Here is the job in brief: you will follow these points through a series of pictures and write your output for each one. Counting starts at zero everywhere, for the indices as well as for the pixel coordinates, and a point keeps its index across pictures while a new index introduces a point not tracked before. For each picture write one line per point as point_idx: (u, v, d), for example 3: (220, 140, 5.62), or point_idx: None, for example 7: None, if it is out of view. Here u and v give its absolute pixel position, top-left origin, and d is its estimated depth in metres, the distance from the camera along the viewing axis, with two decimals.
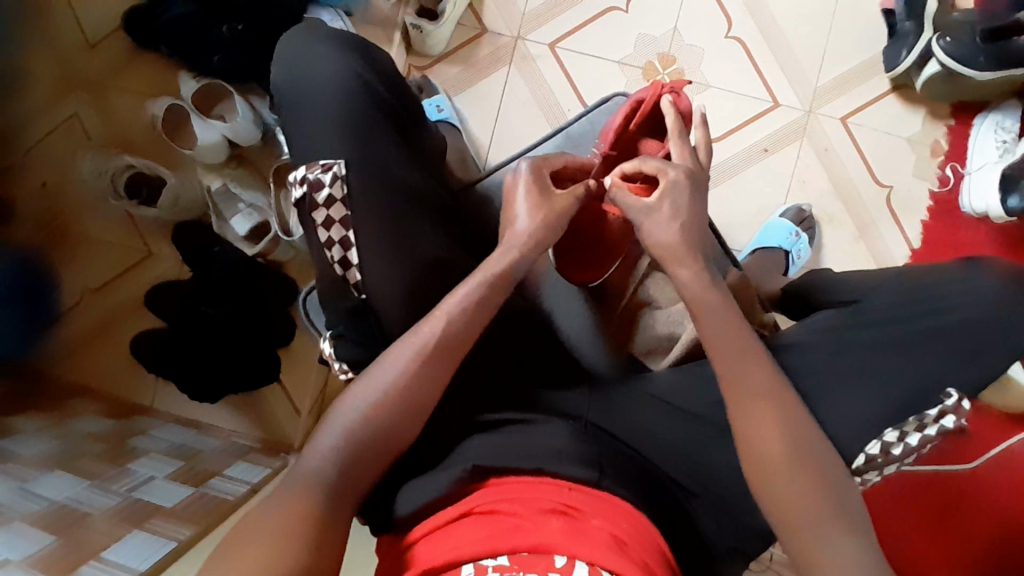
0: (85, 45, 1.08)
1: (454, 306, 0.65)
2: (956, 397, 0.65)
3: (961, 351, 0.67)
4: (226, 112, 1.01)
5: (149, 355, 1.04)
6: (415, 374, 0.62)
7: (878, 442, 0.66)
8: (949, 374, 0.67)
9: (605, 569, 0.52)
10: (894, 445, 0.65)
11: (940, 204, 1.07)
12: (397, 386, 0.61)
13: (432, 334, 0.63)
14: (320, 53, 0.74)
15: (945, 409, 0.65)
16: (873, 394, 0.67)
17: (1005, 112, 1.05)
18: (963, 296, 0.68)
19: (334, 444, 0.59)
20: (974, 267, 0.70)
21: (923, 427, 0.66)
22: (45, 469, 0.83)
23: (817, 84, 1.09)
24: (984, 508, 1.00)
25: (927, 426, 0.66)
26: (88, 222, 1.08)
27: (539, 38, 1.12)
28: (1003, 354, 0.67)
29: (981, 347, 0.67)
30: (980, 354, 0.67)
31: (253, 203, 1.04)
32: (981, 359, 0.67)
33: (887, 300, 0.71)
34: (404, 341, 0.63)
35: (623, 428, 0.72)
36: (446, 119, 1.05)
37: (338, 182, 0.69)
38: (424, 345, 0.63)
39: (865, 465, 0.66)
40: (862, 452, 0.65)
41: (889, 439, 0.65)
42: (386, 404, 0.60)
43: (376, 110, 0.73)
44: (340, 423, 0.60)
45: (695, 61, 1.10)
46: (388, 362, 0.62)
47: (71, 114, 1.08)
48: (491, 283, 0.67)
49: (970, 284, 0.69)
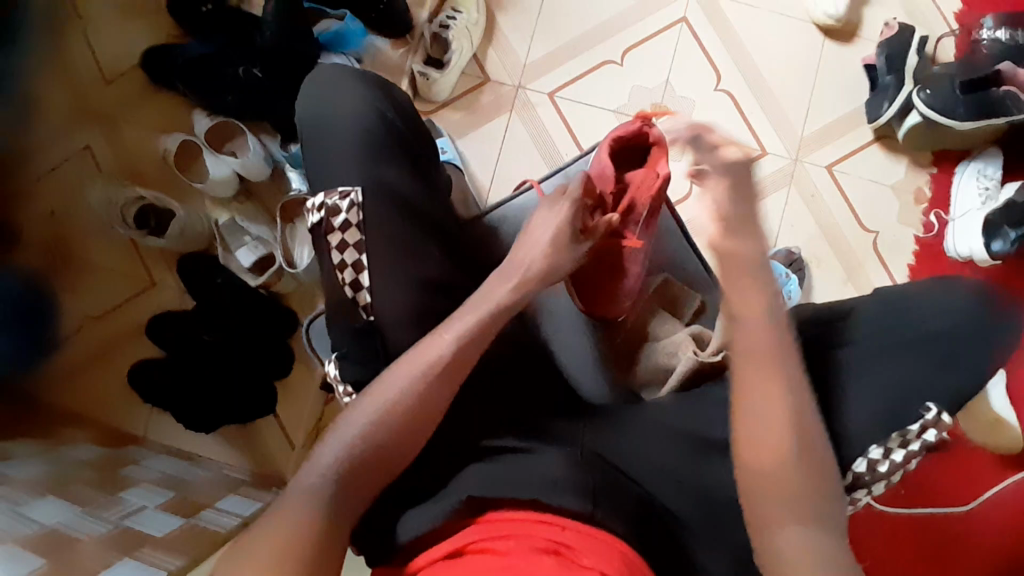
0: (102, 81, 1.13)
1: (460, 332, 0.66)
2: (936, 410, 0.65)
3: (945, 359, 0.68)
4: (237, 149, 1.06)
5: (146, 385, 1.04)
6: (421, 391, 0.63)
7: (864, 460, 0.66)
8: (928, 387, 0.67)
9: None
10: (881, 462, 0.66)
11: (925, 249, 1.11)
12: (400, 403, 0.62)
13: (438, 357, 0.64)
14: (336, 90, 0.79)
15: (926, 423, 0.65)
16: (859, 409, 0.67)
17: (986, 160, 1.09)
18: (938, 308, 0.70)
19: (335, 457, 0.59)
20: (952, 279, 0.72)
21: (907, 443, 0.66)
22: (37, 494, 0.82)
23: (803, 135, 1.15)
24: (983, 555, 1.00)
25: (911, 442, 0.66)
26: (93, 250, 1.10)
27: (540, 87, 1.17)
28: (981, 364, 0.68)
29: (959, 358, 0.68)
30: (959, 365, 0.68)
31: (259, 236, 1.07)
32: (962, 368, 0.68)
33: (871, 315, 0.71)
34: (415, 357, 0.65)
35: (620, 454, 0.72)
36: (449, 159, 1.09)
37: (354, 209, 0.73)
38: (430, 364, 0.64)
39: (852, 482, 0.67)
40: (849, 468, 0.66)
41: (874, 456, 0.66)
42: (388, 423, 0.61)
43: (390, 142, 0.77)
44: (341, 438, 0.60)
45: (687, 112, 1.16)
46: (394, 378, 0.63)
47: (85, 146, 1.12)
48: (495, 308, 0.69)
49: (946, 297, 0.70)
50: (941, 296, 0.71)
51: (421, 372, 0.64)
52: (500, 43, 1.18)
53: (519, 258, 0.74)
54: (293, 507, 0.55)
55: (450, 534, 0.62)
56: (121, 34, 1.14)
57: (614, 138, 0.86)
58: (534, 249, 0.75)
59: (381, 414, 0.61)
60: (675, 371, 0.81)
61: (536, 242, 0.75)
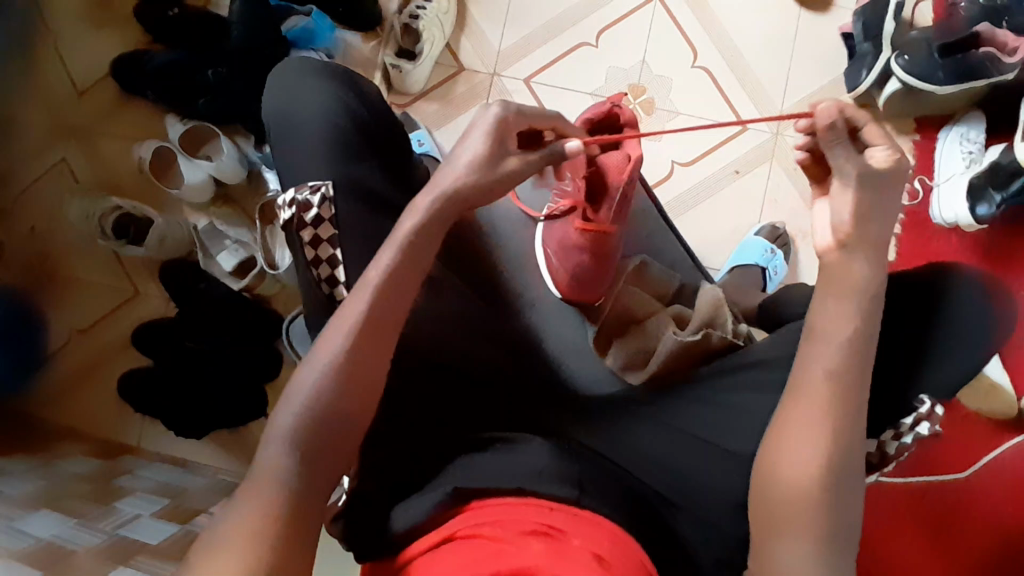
0: (74, 93, 1.12)
1: (382, 272, 0.60)
2: (926, 404, 0.69)
3: (934, 351, 0.68)
4: (212, 153, 1.05)
5: (135, 395, 1.04)
6: (352, 358, 0.57)
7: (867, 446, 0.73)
8: (920, 377, 0.68)
9: None
10: (873, 451, 0.75)
11: (911, 217, 1.09)
12: (338, 366, 0.57)
13: (369, 311, 0.59)
14: (306, 86, 0.77)
15: (916, 415, 0.70)
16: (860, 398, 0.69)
17: (969, 124, 1.08)
18: (928, 298, 0.69)
19: (289, 423, 0.55)
20: (944, 270, 0.70)
21: (900, 435, 0.73)
22: (31, 509, 0.83)
23: (783, 108, 1.14)
24: (982, 521, 1.00)
25: (903, 434, 0.73)
26: (76, 263, 1.10)
27: (515, 74, 1.16)
28: (974, 350, 0.68)
29: (950, 347, 0.68)
30: (951, 354, 0.68)
31: (238, 239, 1.06)
32: (951, 356, 0.68)
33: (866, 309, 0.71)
34: (337, 320, 0.59)
35: (605, 442, 0.73)
36: (427, 152, 1.08)
37: (326, 204, 0.72)
38: (357, 323, 0.58)
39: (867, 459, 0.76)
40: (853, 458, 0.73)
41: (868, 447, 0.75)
42: (329, 387, 0.56)
43: (359, 136, 0.76)
44: (291, 406, 0.56)
45: (664, 91, 1.14)
46: (330, 342, 0.58)
47: (60, 160, 1.12)
48: (409, 246, 0.62)
49: (937, 284, 0.69)
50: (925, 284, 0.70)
51: (351, 329, 0.58)
52: (472, 31, 1.17)
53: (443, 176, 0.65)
54: (266, 487, 0.51)
55: (440, 523, 0.61)
56: (89, 43, 1.13)
57: (588, 118, 0.81)
58: (456, 164, 0.66)
59: (323, 380, 0.56)
60: (657, 353, 0.79)
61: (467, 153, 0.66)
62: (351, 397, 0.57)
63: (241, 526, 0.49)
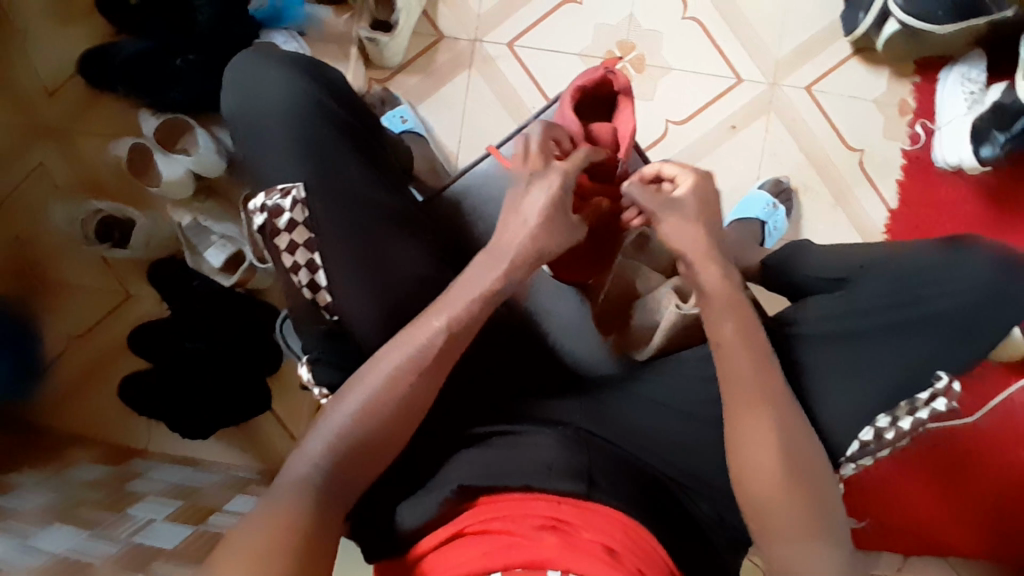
0: (43, 93, 1.09)
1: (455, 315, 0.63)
2: (947, 379, 0.65)
3: (954, 332, 0.66)
4: (189, 145, 1.01)
5: (137, 398, 1.03)
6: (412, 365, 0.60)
7: (872, 428, 0.65)
8: (941, 357, 0.65)
9: None
10: (885, 431, 0.65)
11: (913, 162, 1.07)
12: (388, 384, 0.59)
13: (427, 343, 0.61)
14: (267, 78, 0.73)
15: (936, 392, 0.65)
16: (869, 381, 0.65)
17: (970, 63, 1.03)
18: (952, 275, 0.67)
19: (322, 446, 0.57)
20: (963, 250, 0.68)
21: (915, 411, 0.66)
22: (43, 523, 0.82)
23: (779, 56, 1.09)
24: (991, 461, 1.00)
25: (919, 408, 0.66)
26: (62, 267, 1.08)
27: (497, 39, 1.11)
28: (994, 327, 0.66)
29: (974, 325, 0.66)
30: (974, 332, 0.66)
31: (225, 233, 1.03)
32: (971, 337, 0.66)
33: (878, 288, 0.68)
34: (403, 349, 0.61)
35: (611, 430, 0.71)
36: (411, 128, 1.04)
37: (299, 206, 0.69)
38: (420, 355, 0.61)
39: (859, 451, 0.66)
40: (855, 439, 0.65)
41: (882, 424, 0.65)
42: (376, 410, 0.59)
43: (323, 123, 0.73)
44: (328, 429, 0.58)
45: (655, 45, 1.10)
46: (381, 368, 0.60)
47: (37, 163, 1.09)
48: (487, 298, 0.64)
49: (961, 262, 0.67)
50: (948, 265, 0.67)
51: (410, 362, 0.61)
52: None
53: (506, 237, 0.67)
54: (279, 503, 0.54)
55: (447, 520, 0.60)
56: (55, 40, 1.09)
57: (580, 87, 0.77)
58: (518, 228, 0.68)
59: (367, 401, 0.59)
60: (660, 327, 0.77)
61: (525, 219, 0.68)
62: (383, 400, 0.59)
63: (260, 535, 0.51)
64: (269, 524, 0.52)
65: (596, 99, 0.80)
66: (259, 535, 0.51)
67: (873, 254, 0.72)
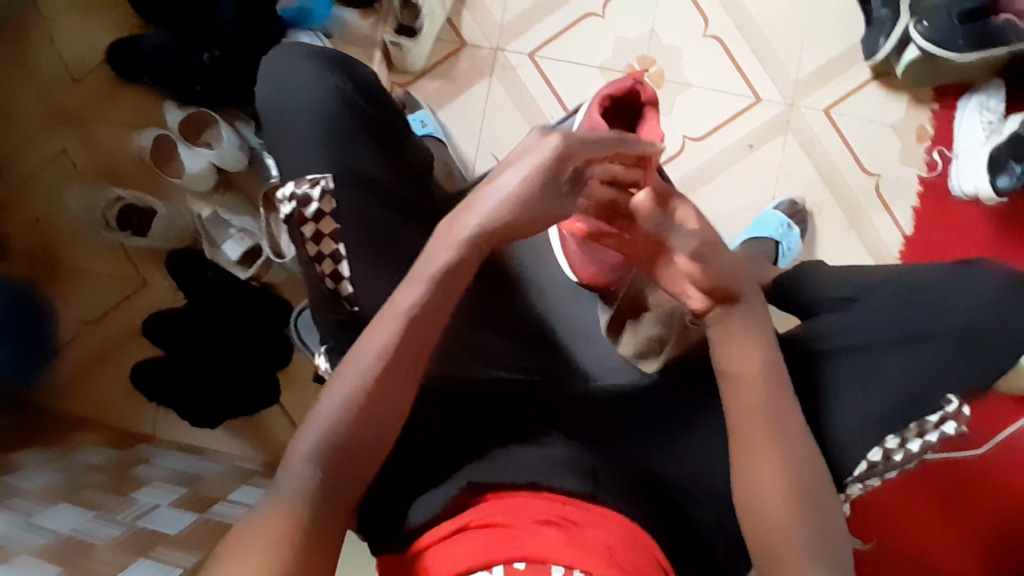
0: (72, 83, 1.12)
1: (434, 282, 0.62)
2: (957, 403, 0.65)
3: (959, 349, 0.66)
4: (212, 140, 1.03)
5: (148, 385, 1.05)
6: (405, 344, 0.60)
7: (880, 448, 0.65)
8: (949, 376, 0.66)
9: None
10: (894, 452, 0.65)
11: (930, 189, 1.07)
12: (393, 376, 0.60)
13: (415, 303, 0.61)
14: (301, 72, 0.76)
15: (946, 414, 0.65)
16: (876, 396, 0.66)
17: (988, 93, 1.04)
18: (959, 296, 0.68)
19: (324, 427, 0.57)
20: (970, 275, 0.69)
21: (924, 433, 0.65)
22: (49, 503, 0.84)
23: (797, 78, 1.10)
24: (998, 493, 1.00)
25: (928, 432, 0.65)
26: (81, 252, 1.11)
27: (519, 48, 1.13)
28: (1005, 351, 0.66)
29: (984, 344, 0.66)
30: (982, 351, 0.66)
31: (244, 227, 1.05)
32: (971, 351, 0.66)
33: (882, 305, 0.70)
34: (384, 320, 0.60)
35: (624, 436, 0.72)
36: (430, 133, 1.06)
37: (326, 197, 0.70)
38: (401, 317, 0.60)
39: (866, 471, 0.65)
40: (865, 458, 0.64)
41: (890, 445, 0.65)
42: (370, 385, 0.58)
43: (348, 120, 0.74)
44: (329, 406, 0.58)
45: (674, 62, 1.11)
46: (372, 343, 0.60)
47: (62, 150, 1.11)
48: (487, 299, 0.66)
49: (966, 282, 0.69)
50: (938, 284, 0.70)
51: (398, 335, 0.60)
52: (474, 4, 1.13)
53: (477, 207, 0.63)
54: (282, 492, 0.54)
55: (453, 513, 0.60)
56: (87, 32, 1.12)
57: (608, 95, 0.79)
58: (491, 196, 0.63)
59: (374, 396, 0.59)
60: (669, 346, 0.79)
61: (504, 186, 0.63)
62: (382, 378, 0.59)
63: (265, 523, 0.51)
64: (278, 516, 0.52)
65: (622, 107, 0.81)
66: (270, 526, 0.51)
67: (877, 274, 0.74)
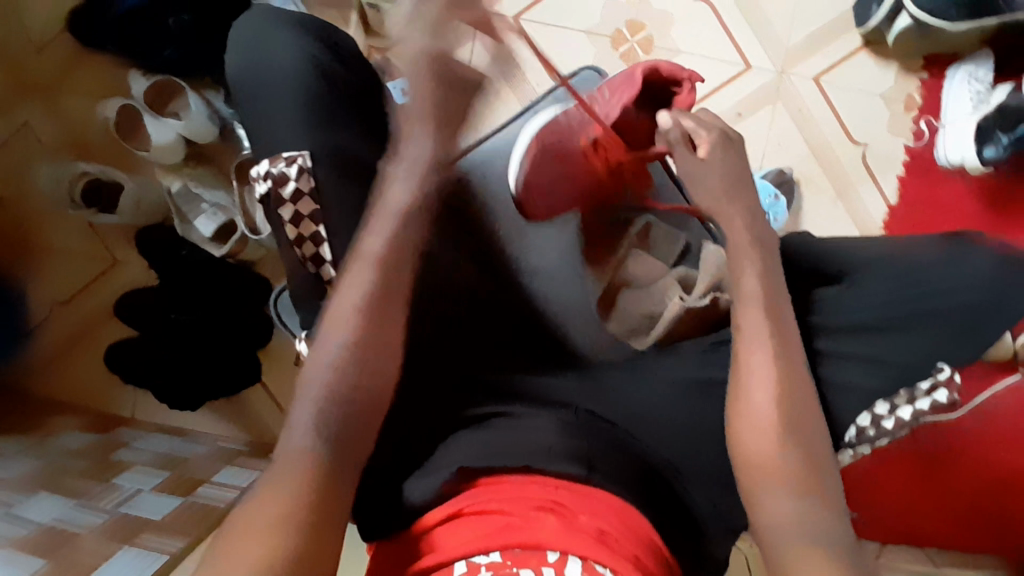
0: (31, 48, 1.05)
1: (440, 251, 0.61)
2: (948, 371, 0.64)
3: (953, 324, 0.63)
4: (180, 109, 0.98)
5: (126, 366, 1.02)
6: None
7: (869, 414, 0.63)
8: (943, 347, 0.63)
9: (598, 562, 0.52)
10: (885, 418, 0.64)
11: (916, 160, 1.06)
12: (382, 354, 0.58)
13: None
14: (278, 39, 0.71)
15: (937, 381, 0.65)
16: (870, 366, 0.63)
17: (977, 62, 1.02)
18: (951, 272, 0.65)
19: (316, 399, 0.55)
20: (959, 252, 0.66)
21: (914, 400, 0.65)
22: (28, 491, 0.81)
23: (789, 44, 1.08)
24: (978, 461, 1.02)
25: (919, 399, 0.65)
26: (48, 232, 1.06)
27: (503, 11, 1.08)
28: (998, 326, 0.63)
29: (978, 317, 0.63)
30: (975, 326, 0.63)
31: (215, 202, 1.00)
32: (960, 324, 0.63)
33: (875, 281, 0.67)
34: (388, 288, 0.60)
35: (617, 412, 0.70)
36: (412, 101, 1.01)
37: (304, 176, 0.66)
38: None
39: (856, 438, 0.64)
40: (854, 423, 0.63)
41: (881, 411, 0.63)
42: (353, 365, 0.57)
43: (335, 93, 0.71)
44: (322, 378, 0.57)
45: (664, 27, 1.07)
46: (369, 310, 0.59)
47: (24, 123, 1.06)
48: None
49: (960, 258, 0.66)
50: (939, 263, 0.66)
51: None
52: None
53: None
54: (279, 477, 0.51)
55: (445, 500, 0.59)
56: None
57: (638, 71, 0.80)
58: None
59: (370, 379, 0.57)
60: (664, 318, 0.79)
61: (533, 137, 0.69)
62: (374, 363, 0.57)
63: (264, 509, 0.49)
64: (272, 503, 0.49)
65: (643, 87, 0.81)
66: (265, 511, 0.48)
67: (870, 247, 0.70)
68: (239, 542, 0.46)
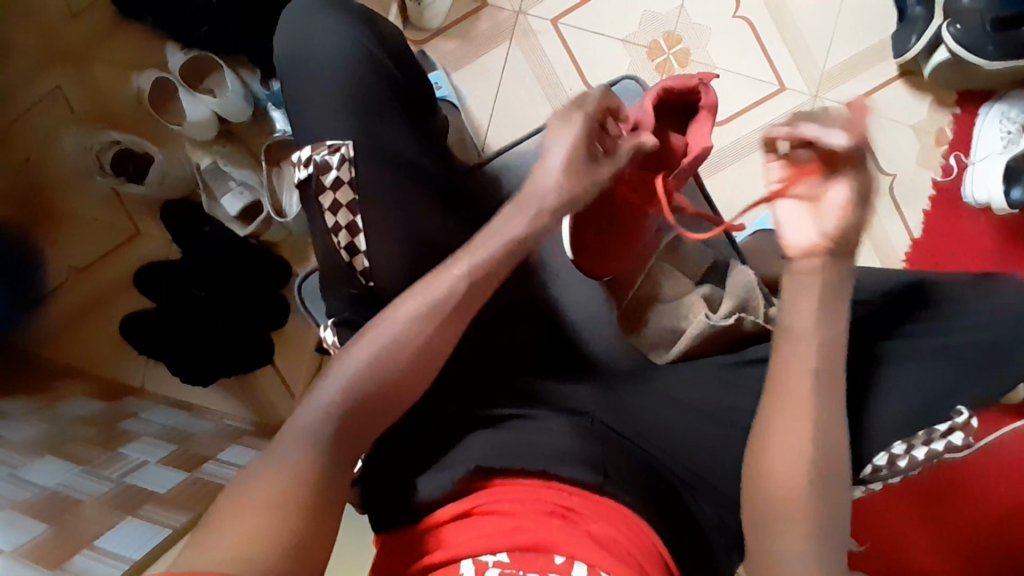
0: (68, 15, 1.06)
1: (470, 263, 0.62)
2: (968, 415, 0.63)
3: (974, 366, 0.63)
4: (215, 86, 0.99)
5: (139, 337, 1.02)
6: (423, 333, 0.59)
7: (887, 453, 0.63)
8: (964, 390, 0.62)
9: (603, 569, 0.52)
10: (899, 457, 0.64)
11: (942, 194, 1.06)
12: (407, 346, 0.59)
13: (449, 293, 0.61)
14: (326, 26, 0.71)
15: (955, 425, 0.63)
16: (888, 404, 0.63)
17: (1011, 101, 1.02)
18: (978, 313, 0.65)
19: (334, 396, 0.56)
20: (987, 292, 0.65)
21: (930, 441, 0.64)
22: (35, 454, 0.81)
23: (824, 69, 1.08)
24: (978, 498, 1.03)
25: (935, 440, 0.64)
26: (72, 197, 1.06)
27: (541, 13, 1.08)
28: (1017, 372, 0.62)
29: (1001, 360, 0.62)
30: (996, 369, 0.62)
31: (243, 181, 1.01)
32: (982, 367, 0.63)
33: (898, 315, 0.67)
34: (413, 297, 0.61)
35: (630, 426, 0.70)
36: (445, 96, 1.02)
37: (346, 165, 0.67)
38: (434, 305, 0.60)
39: (870, 475, 0.64)
40: (868, 461, 0.63)
41: (897, 451, 0.63)
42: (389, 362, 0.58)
43: (381, 85, 0.70)
44: (344, 374, 0.57)
45: (700, 42, 1.08)
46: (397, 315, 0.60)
47: (54, 87, 1.06)
48: (491, 264, 0.63)
49: (987, 298, 0.65)
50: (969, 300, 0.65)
51: (423, 309, 0.60)
52: None
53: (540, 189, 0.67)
54: (285, 457, 0.52)
55: (458, 496, 0.59)
56: None
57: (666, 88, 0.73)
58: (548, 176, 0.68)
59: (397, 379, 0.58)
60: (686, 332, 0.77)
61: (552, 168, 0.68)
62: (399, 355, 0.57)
63: (269, 491, 0.49)
64: (279, 486, 0.49)
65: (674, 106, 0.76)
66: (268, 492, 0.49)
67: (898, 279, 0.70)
68: (238, 525, 0.46)
